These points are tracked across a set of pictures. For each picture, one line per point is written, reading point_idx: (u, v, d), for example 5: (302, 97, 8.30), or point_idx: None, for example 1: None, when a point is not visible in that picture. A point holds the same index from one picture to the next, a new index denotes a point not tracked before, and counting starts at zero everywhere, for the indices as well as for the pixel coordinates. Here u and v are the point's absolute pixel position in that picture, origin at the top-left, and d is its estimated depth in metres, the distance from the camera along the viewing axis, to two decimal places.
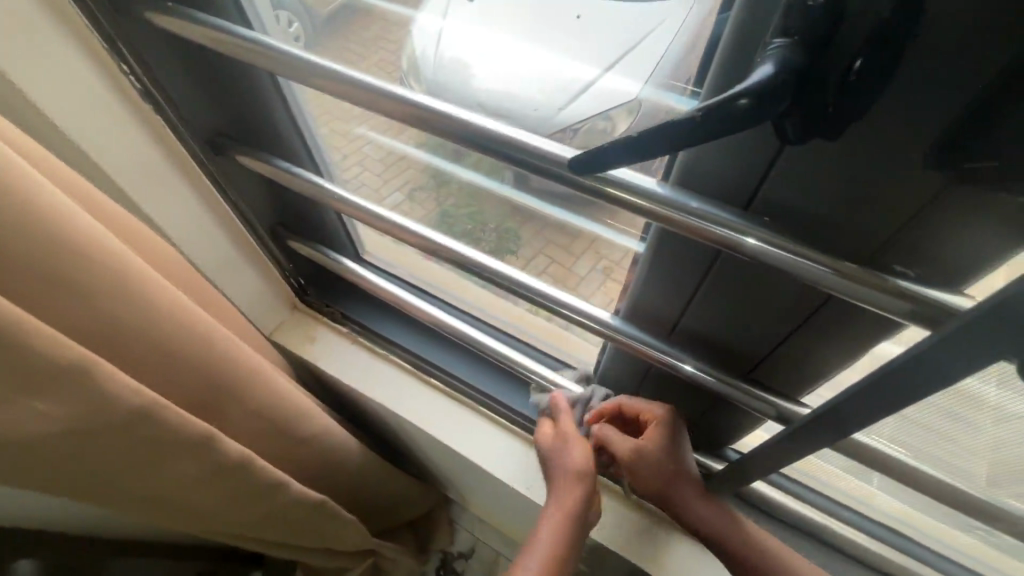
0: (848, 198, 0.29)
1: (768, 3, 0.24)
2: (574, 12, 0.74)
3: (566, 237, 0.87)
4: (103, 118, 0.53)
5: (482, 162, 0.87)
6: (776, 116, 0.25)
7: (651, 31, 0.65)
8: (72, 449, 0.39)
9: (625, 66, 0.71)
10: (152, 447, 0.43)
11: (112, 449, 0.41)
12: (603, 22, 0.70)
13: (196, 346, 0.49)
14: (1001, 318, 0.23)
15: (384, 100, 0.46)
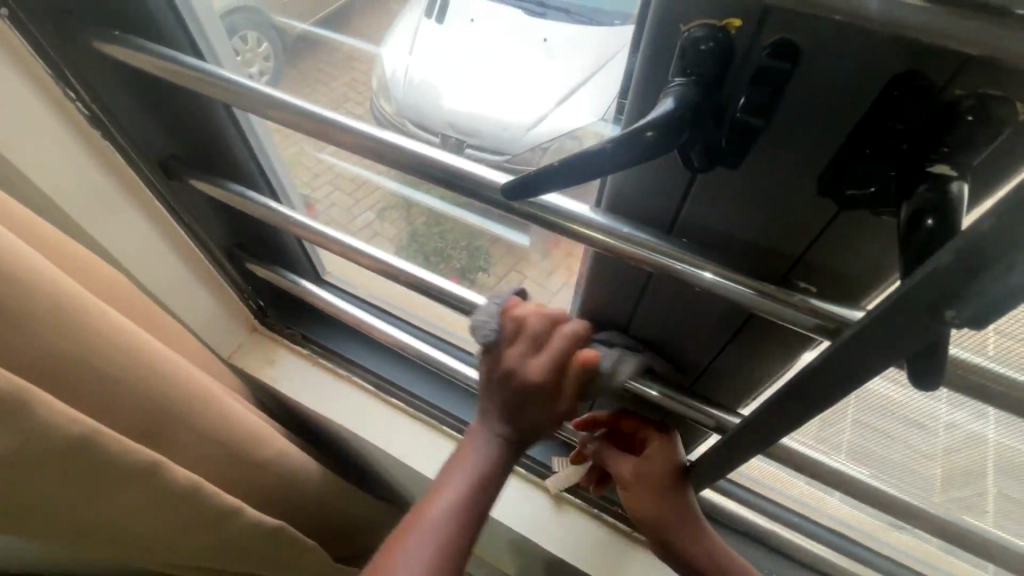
0: (755, 220, 0.31)
1: (667, 44, 0.26)
2: (540, 35, 0.77)
3: (528, 256, 0.89)
4: (48, 143, 0.52)
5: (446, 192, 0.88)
6: (680, 148, 0.27)
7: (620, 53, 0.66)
8: (8, 481, 0.38)
9: (591, 89, 0.72)
10: (93, 477, 0.42)
11: (49, 481, 0.40)
12: (572, 45, 0.74)
13: (143, 372, 0.48)
14: (883, 328, 0.25)
15: (329, 128, 0.47)
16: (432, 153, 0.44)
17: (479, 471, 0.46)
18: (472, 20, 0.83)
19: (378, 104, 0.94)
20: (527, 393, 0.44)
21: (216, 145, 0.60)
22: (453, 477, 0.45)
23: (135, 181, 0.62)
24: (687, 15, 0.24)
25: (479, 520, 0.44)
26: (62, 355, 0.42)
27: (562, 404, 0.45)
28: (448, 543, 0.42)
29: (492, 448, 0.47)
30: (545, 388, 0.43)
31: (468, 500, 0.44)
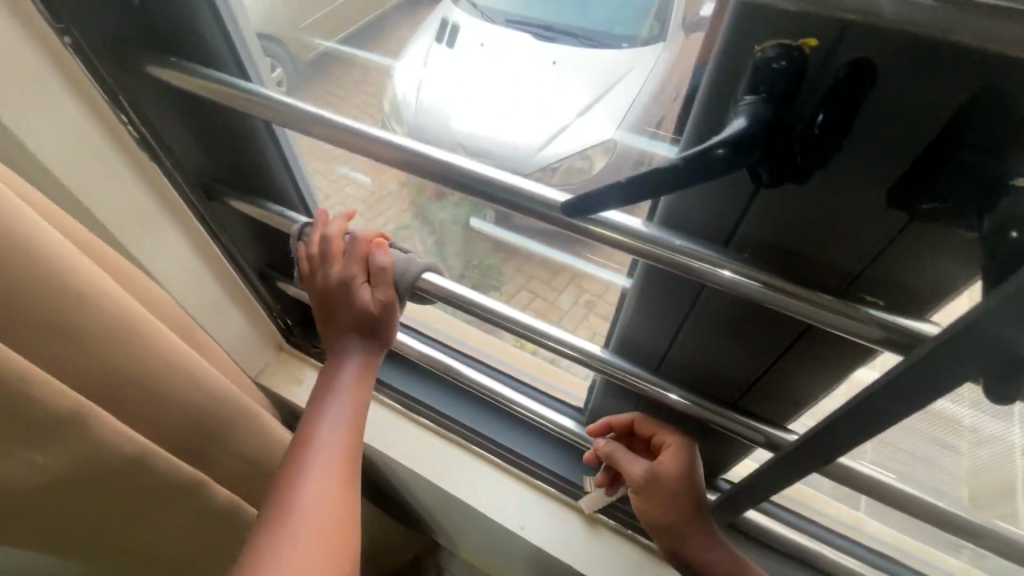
0: (817, 234, 0.31)
1: (736, 63, 0.26)
2: (551, 60, 0.96)
3: (546, 271, 0.91)
4: (99, 166, 0.54)
5: (462, 201, 0.88)
6: (750, 163, 0.27)
7: (627, 71, 0.86)
8: (63, 501, 0.38)
9: (599, 108, 0.85)
10: (139, 496, 0.42)
11: (97, 500, 0.40)
12: (580, 63, 0.95)
13: (189, 391, 0.48)
14: (965, 344, 0.25)
15: (373, 145, 0.48)
16: (481, 172, 0.44)
17: (346, 392, 0.53)
18: (485, 49, 1.05)
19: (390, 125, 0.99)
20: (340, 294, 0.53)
21: (256, 166, 0.61)
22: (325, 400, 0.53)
23: (176, 203, 0.63)
24: (760, 35, 0.25)
25: (353, 428, 0.52)
26: (114, 371, 0.42)
27: (371, 292, 0.52)
28: (331, 450, 0.49)
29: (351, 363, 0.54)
30: (347, 283, 0.52)
31: (341, 410, 0.52)
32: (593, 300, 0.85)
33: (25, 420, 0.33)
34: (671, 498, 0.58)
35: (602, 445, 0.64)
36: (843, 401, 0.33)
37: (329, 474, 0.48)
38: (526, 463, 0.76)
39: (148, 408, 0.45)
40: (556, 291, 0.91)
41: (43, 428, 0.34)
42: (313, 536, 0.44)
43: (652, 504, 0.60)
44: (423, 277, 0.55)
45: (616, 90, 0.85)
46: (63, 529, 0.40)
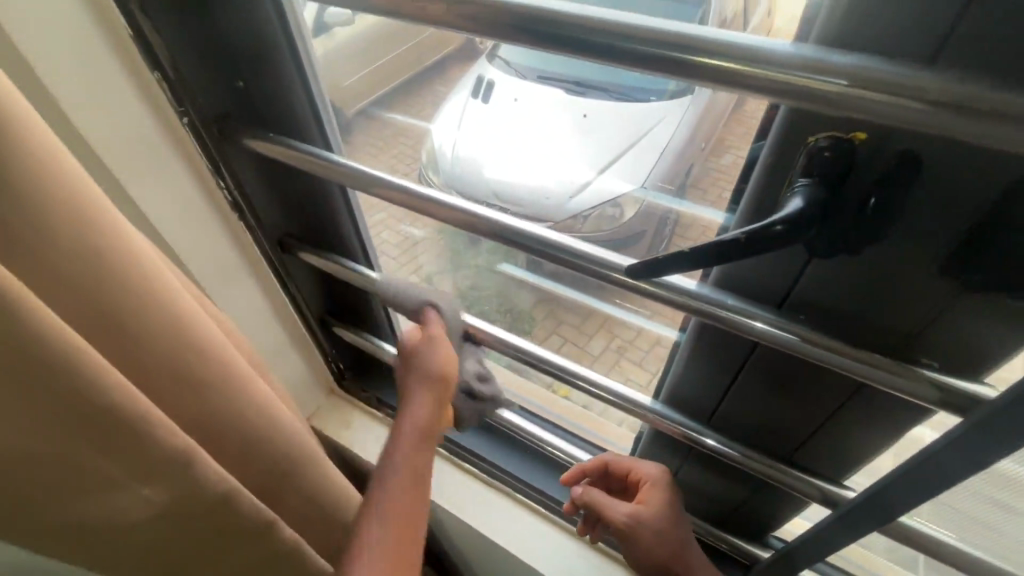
0: (870, 300, 0.33)
1: (789, 154, 0.30)
2: (580, 113, 1.08)
3: (578, 317, 0.96)
4: (195, 224, 0.60)
5: (494, 248, 0.92)
6: (806, 237, 0.30)
7: (653, 124, 0.94)
8: (164, 536, 0.40)
9: (619, 164, 0.99)
10: (224, 534, 0.44)
11: (188, 537, 0.42)
12: (605, 121, 1.05)
13: (282, 443, 0.49)
14: None
15: (440, 208, 0.52)
16: (536, 234, 0.49)
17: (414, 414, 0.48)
18: (516, 98, 1.17)
19: (426, 173, 1.14)
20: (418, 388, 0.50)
21: (328, 226, 0.68)
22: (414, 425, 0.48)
23: (255, 256, 0.69)
24: (813, 129, 0.28)
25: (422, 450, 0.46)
26: (219, 422, 0.43)
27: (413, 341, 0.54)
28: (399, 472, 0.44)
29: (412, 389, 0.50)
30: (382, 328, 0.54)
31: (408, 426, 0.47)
32: (624, 345, 0.90)
33: (145, 457, 0.36)
34: (660, 537, 0.58)
35: (580, 495, 0.63)
36: (907, 458, 0.34)
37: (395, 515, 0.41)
38: (571, 513, 0.76)
39: (244, 456, 0.46)
40: (586, 337, 0.95)
41: (160, 464, 0.37)
42: None
43: (637, 549, 0.59)
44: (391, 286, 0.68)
45: (633, 151, 0.98)
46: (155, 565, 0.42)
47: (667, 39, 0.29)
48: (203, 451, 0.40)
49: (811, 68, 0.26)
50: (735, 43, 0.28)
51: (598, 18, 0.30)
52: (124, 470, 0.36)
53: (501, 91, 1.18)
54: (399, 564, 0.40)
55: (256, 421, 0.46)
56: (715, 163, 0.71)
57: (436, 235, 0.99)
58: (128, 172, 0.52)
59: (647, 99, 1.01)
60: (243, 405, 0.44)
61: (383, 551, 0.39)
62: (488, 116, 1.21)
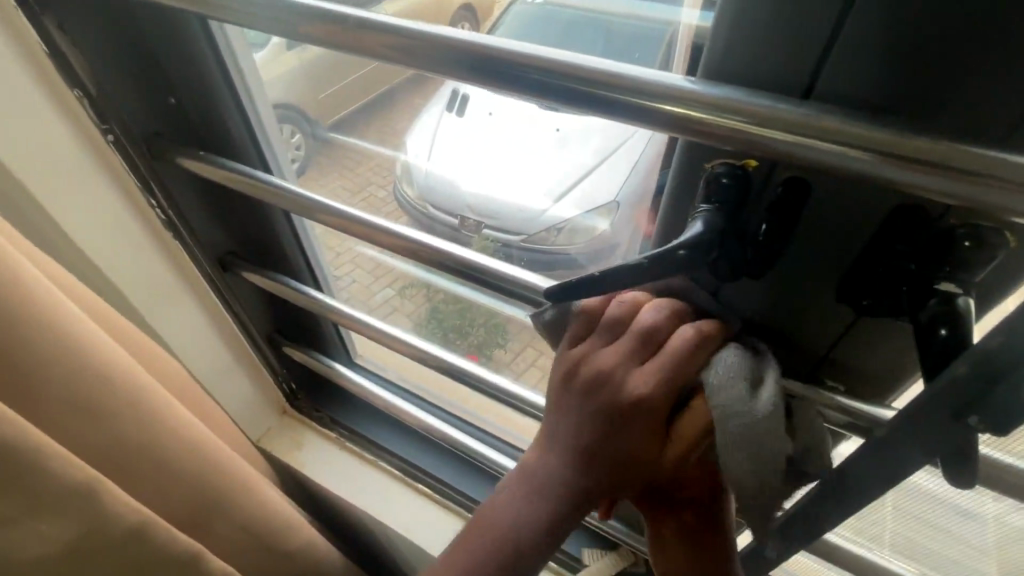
0: (777, 324, 0.33)
1: (691, 181, 0.30)
2: (554, 126, 0.98)
3: None
4: (125, 241, 0.58)
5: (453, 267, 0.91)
6: (709, 265, 0.30)
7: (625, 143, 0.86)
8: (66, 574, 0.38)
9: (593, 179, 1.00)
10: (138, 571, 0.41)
11: None
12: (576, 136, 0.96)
13: (207, 471, 0.47)
14: (927, 426, 0.27)
15: (377, 232, 0.52)
16: (467, 256, 0.48)
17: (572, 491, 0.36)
18: (491, 112, 1.06)
19: (400, 185, 1.18)
20: (637, 413, 0.33)
21: (272, 244, 0.67)
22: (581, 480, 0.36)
23: (196, 276, 0.67)
24: (710, 156, 0.29)
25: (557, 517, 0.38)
26: (131, 451, 0.41)
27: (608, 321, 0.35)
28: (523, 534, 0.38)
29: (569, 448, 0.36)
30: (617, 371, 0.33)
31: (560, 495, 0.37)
32: None
33: (41, 492, 0.34)
34: None
35: None
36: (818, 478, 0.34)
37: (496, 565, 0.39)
38: None
39: (163, 486, 0.44)
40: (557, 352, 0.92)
41: (59, 498, 0.35)
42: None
43: None
44: (338, 307, 0.68)
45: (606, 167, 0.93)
46: None
47: (568, 72, 0.29)
48: (110, 482, 0.38)
49: (698, 98, 0.26)
50: (629, 76, 0.28)
51: (504, 50, 0.31)
52: (14, 507, 0.33)
53: (476, 102, 1.08)
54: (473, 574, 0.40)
55: (176, 450, 0.44)
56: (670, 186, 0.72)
57: (392, 256, 0.98)
58: (45, 188, 0.50)
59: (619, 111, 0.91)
60: (160, 433, 0.43)
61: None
62: (461, 127, 1.12)
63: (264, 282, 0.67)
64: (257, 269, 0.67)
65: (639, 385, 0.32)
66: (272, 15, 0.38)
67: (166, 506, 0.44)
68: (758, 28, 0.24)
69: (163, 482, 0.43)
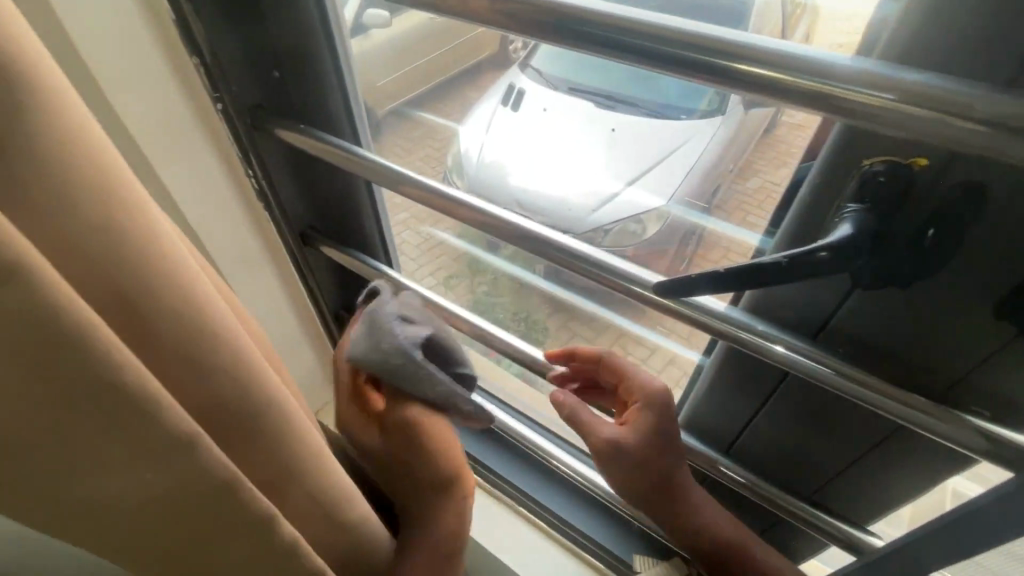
0: (915, 336, 0.31)
1: (839, 177, 0.28)
2: (609, 126, 1.10)
3: (598, 331, 0.90)
4: (220, 208, 0.60)
5: (513, 256, 0.90)
6: (853, 268, 0.29)
7: (685, 141, 0.96)
8: (158, 517, 0.39)
9: (646, 182, 1.01)
10: (222, 527, 0.42)
11: (185, 522, 0.40)
12: (631, 135, 1.07)
13: (288, 435, 0.48)
14: None
15: (459, 209, 0.51)
16: (553, 238, 0.47)
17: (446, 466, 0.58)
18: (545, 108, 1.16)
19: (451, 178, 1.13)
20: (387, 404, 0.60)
21: (349, 218, 0.68)
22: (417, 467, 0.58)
23: (277, 246, 0.69)
24: (870, 152, 0.27)
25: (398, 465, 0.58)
26: (227, 408, 0.41)
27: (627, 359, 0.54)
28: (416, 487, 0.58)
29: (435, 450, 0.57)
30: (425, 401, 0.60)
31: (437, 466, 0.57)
32: None
33: (151, 441, 0.34)
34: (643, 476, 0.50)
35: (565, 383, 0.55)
36: (964, 504, 0.32)
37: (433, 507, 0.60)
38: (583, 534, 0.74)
39: (249, 445, 0.44)
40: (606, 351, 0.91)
41: (165, 448, 0.35)
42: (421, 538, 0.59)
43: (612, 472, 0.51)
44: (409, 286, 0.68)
45: (660, 171, 0.98)
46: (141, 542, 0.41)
47: (718, 46, 0.27)
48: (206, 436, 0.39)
49: (874, 84, 0.24)
50: (792, 54, 0.26)
51: (644, 20, 0.29)
52: (125, 450, 0.34)
53: (530, 99, 1.18)
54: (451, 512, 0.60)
55: (264, 411, 0.45)
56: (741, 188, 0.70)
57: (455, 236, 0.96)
58: (158, 151, 0.52)
59: (677, 116, 1.03)
60: (253, 394, 0.43)
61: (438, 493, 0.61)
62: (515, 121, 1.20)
63: (341, 255, 0.68)
64: (336, 245, 0.68)
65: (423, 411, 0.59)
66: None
67: (253, 464, 0.46)
68: (967, 5, 0.22)
69: (251, 440, 0.44)
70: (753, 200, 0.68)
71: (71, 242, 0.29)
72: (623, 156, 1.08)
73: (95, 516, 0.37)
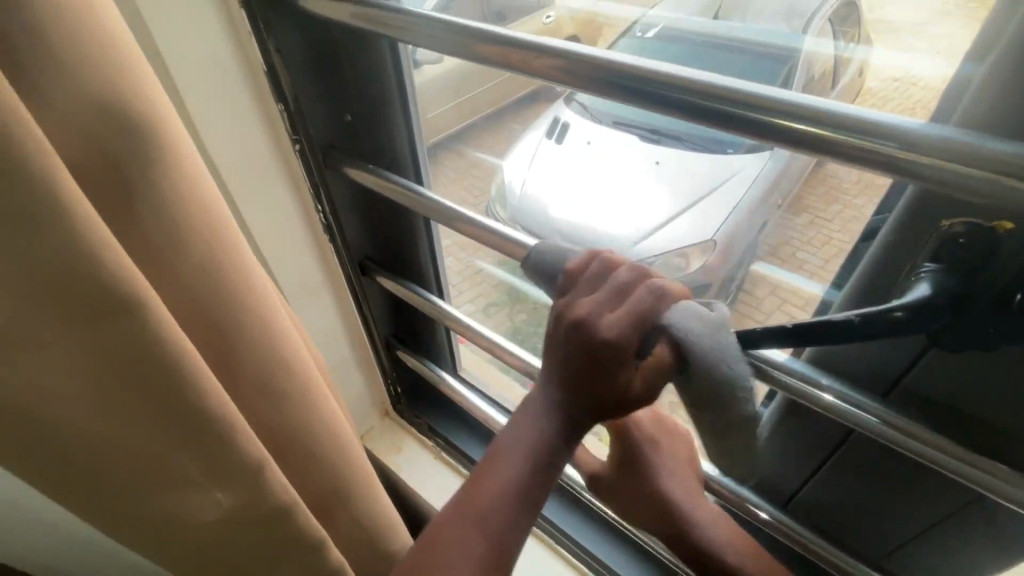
0: (998, 402, 0.29)
1: (914, 236, 0.28)
2: (654, 159, 1.12)
3: None
4: (288, 239, 0.65)
5: None
6: (930, 330, 0.28)
7: (730, 176, 0.98)
8: (219, 536, 0.41)
9: (685, 218, 1.02)
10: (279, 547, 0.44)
11: (245, 542, 0.42)
12: (677, 167, 1.09)
13: (342, 462, 0.49)
14: None
15: (510, 245, 0.51)
16: None
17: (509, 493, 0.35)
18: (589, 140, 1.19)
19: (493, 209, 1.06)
20: (584, 363, 0.32)
21: (406, 251, 0.71)
22: (504, 457, 0.36)
23: (337, 275, 0.73)
24: (949, 213, 0.26)
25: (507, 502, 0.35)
26: (291, 434, 0.43)
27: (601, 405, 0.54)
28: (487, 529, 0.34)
29: (530, 449, 0.35)
30: (614, 353, 0.31)
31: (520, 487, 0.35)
32: None
33: (223, 467, 0.36)
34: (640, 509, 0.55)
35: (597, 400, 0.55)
36: None
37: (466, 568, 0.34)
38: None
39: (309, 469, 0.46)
40: None
41: (233, 472, 0.37)
42: None
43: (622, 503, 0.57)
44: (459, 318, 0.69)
45: (702, 208, 1.01)
46: (203, 557, 0.43)
47: (764, 103, 0.28)
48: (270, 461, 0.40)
49: (952, 152, 0.23)
50: (864, 119, 0.25)
51: (695, 78, 0.30)
52: (199, 473, 0.36)
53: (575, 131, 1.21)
54: None
55: (322, 437, 0.46)
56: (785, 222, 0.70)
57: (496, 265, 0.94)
58: (240, 188, 0.57)
59: (723, 150, 1.05)
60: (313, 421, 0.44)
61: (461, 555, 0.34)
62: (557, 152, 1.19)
63: (396, 286, 0.70)
64: (391, 277, 0.71)
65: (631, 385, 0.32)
66: (454, 35, 0.40)
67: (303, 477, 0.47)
68: None
69: (309, 465, 0.46)
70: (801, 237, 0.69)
71: (164, 274, 0.31)
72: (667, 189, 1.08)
73: (166, 532, 0.39)
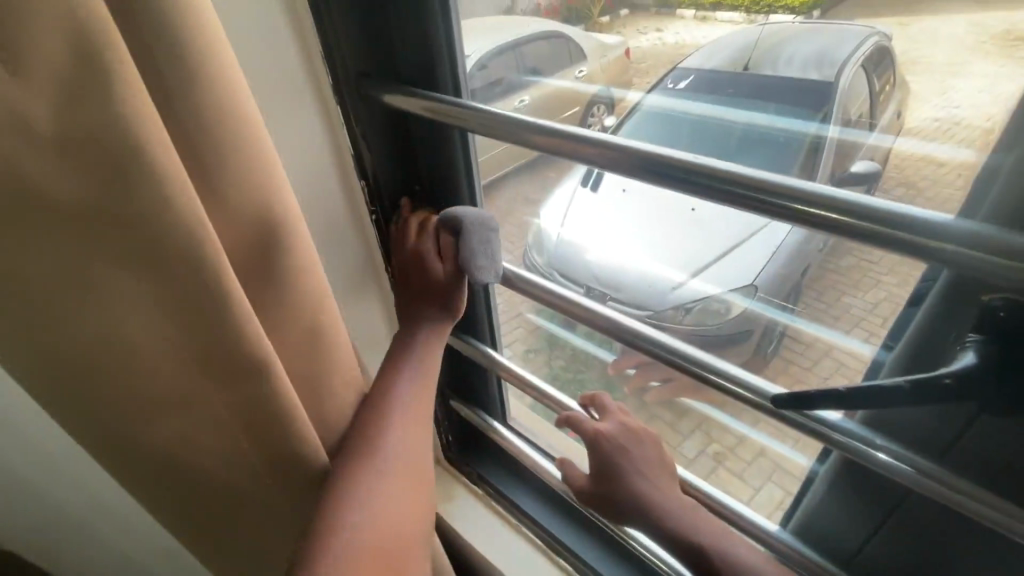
0: None
1: (954, 312, 0.31)
2: (689, 208, 1.07)
3: (681, 415, 0.90)
4: (358, 296, 0.71)
5: (595, 333, 0.91)
6: (980, 398, 0.31)
7: (757, 233, 0.90)
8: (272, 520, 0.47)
9: (711, 272, 1.01)
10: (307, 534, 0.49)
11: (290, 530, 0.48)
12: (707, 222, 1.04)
13: None
14: None
15: (563, 303, 0.53)
16: (658, 337, 0.48)
17: (410, 385, 0.48)
18: (624, 191, 1.17)
19: (531, 255, 1.07)
20: (409, 271, 0.53)
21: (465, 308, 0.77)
22: (403, 361, 0.49)
23: (399, 328, 0.78)
24: (988, 290, 0.29)
25: (422, 397, 0.48)
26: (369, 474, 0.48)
27: (609, 425, 0.57)
28: (408, 405, 0.47)
29: (416, 346, 0.50)
30: (417, 253, 0.52)
31: (407, 379, 0.48)
32: (723, 454, 0.88)
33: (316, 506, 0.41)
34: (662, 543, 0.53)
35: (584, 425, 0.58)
36: None
37: (409, 429, 0.45)
38: None
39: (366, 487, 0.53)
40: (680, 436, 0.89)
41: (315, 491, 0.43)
42: (399, 491, 0.42)
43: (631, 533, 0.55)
44: (508, 369, 0.73)
45: (728, 264, 0.97)
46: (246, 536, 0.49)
47: (798, 192, 0.32)
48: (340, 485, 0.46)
49: (982, 244, 0.26)
50: (898, 214, 0.29)
51: (740, 173, 0.34)
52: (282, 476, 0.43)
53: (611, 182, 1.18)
54: (411, 475, 0.44)
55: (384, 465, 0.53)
56: (829, 267, 0.72)
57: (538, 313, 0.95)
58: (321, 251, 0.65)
59: None
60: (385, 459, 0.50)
61: (401, 440, 0.45)
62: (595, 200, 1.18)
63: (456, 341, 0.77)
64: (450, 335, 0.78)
65: (433, 262, 0.52)
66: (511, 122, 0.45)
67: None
68: None
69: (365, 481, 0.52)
70: (850, 282, 0.69)
71: (273, 313, 0.39)
72: (695, 243, 1.05)
73: (226, 508, 0.45)
